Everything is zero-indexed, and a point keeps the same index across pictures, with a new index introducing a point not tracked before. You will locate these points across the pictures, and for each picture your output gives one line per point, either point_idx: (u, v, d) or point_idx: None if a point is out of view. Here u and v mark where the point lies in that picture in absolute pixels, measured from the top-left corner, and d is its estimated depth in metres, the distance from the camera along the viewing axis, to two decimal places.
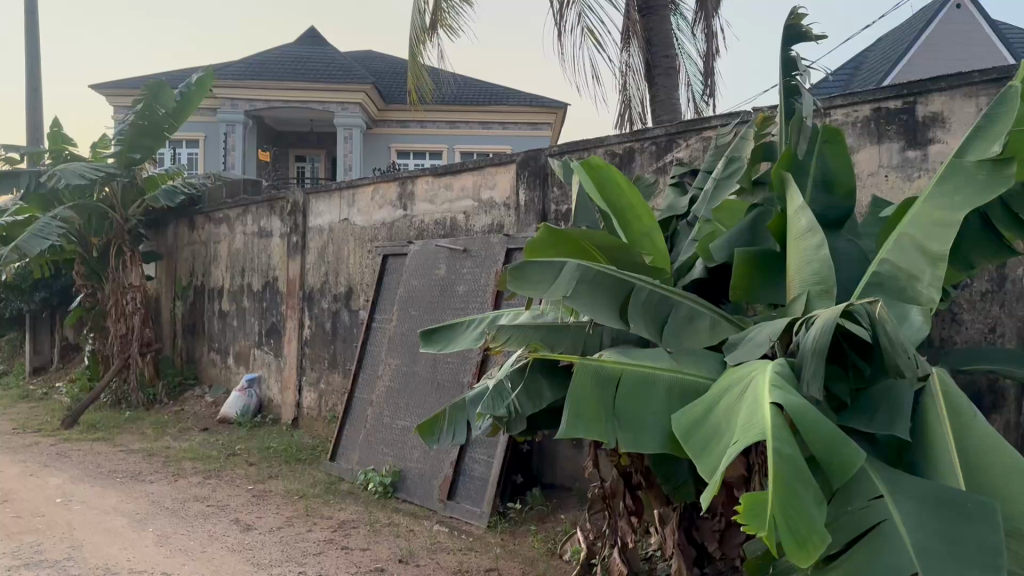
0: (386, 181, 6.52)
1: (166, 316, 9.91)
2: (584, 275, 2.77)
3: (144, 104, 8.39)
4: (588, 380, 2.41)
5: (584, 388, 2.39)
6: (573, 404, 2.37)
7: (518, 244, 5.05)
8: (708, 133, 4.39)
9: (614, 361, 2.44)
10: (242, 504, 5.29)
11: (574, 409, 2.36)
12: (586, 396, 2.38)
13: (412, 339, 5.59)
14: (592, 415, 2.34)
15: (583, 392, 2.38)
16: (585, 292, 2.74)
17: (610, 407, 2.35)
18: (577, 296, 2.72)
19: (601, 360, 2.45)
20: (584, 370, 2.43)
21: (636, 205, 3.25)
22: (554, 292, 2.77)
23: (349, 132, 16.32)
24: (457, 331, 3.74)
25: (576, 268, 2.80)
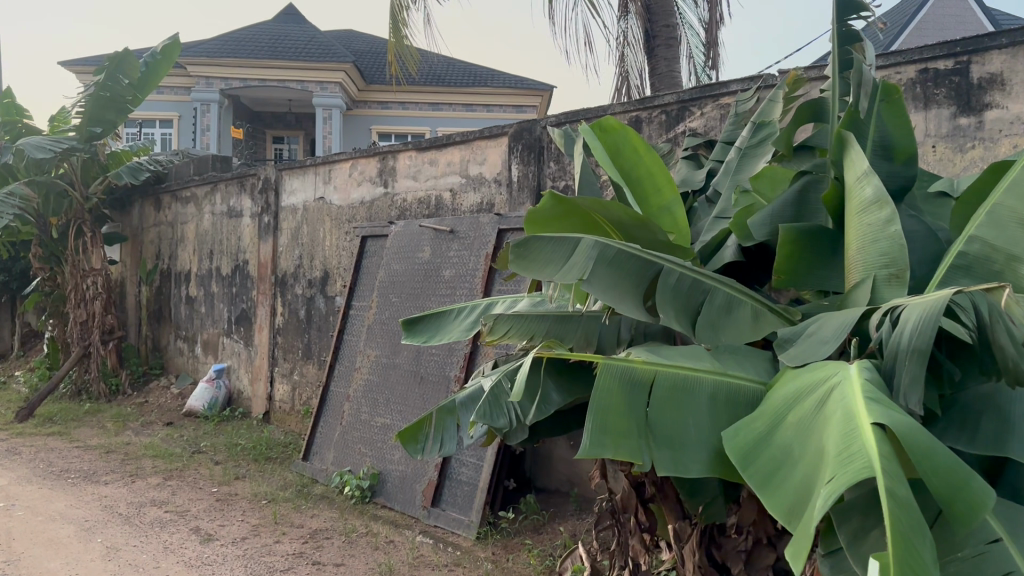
0: (365, 156, 6.00)
1: (131, 301, 9.32)
2: (602, 255, 2.28)
3: (105, 75, 7.79)
4: (612, 385, 1.93)
5: (608, 395, 1.92)
6: (594, 415, 1.88)
7: (510, 224, 4.56)
8: (725, 100, 3.91)
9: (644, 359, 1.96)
10: (204, 511, 4.78)
11: (597, 421, 1.88)
12: (611, 405, 1.90)
13: (393, 328, 5.10)
14: (621, 429, 1.86)
15: (607, 400, 1.91)
16: (605, 276, 2.24)
17: (641, 417, 1.88)
18: (596, 280, 2.21)
19: (628, 358, 1.98)
20: (607, 373, 1.95)
21: (655, 174, 2.85)
22: (566, 275, 2.27)
23: (329, 112, 15.70)
24: (446, 320, 3.26)
25: (592, 246, 2.31)
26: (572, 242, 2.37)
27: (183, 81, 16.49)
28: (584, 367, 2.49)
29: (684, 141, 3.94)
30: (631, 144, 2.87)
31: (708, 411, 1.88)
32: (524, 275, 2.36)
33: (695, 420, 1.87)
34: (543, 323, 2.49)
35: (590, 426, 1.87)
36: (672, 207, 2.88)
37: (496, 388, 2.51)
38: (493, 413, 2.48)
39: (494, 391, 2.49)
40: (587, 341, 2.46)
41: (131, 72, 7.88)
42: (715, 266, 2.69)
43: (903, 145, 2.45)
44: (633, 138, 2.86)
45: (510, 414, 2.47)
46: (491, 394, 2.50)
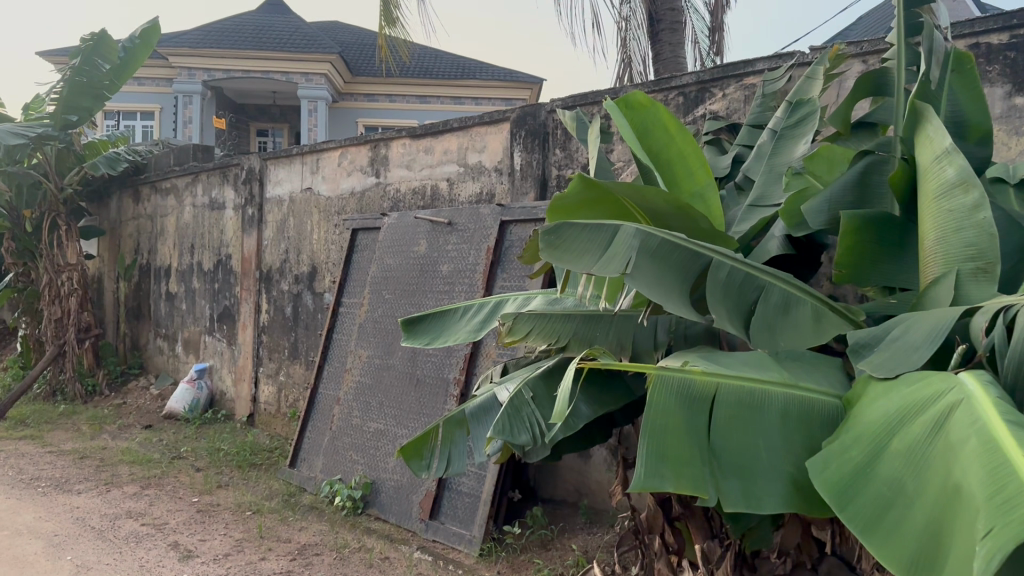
0: (355, 145, 5.67)
1: (109, 298, 8.91)
2: (646, 245, 1.98)
3: (82, 58, 7.39)
4: (669, 400, 1.64)
5: (664, 413, 1.63)
6: (648, 437, 1.60)
7: (513, 215, 4.25)
8: (750, 80, 3.60)
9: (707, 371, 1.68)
10: (183, 524, 4.44)
11: (653, 444, 1.59)
12: (668, 428, 1.61)
13: (387, 326, 4.78)
14: (682, 453, 1.57)
15: (661, 417, 1.62)
16: (649, 269, 1.93)
17: (704, 439, 1.61)
18: (641, 273, 1.90)
19: (683, 367, 1.69)
20: (660, 387, 1.65)
21: (687, 155, 2.53)
22: (605, 267, 1.96)
23: (315, 104, 15.31)
24: (451, 320, 2.94)
25: (634, 235, 2.00)
26: (609, 230, 2.06)
27: (165, 73, 16.06)
28: (614, 375, 2.21)
29: (704, 125, 3.63)
30: (660, 122, 2.54)
31: (780, 432, 1.60)
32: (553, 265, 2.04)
33: (766, 443, 1.58)
34: (569, 325, 2.22)
35: (646, 450, 1.58)
36: (707, 193, 2.54)
37: (515, 399, 2.19)
38: (513, 427, 2.15)
39: (514, 401, 2.18)
40: (620, 344, 2.17)
41: (109, 55, 7.46)
42: (759, 259, 2.39)
43: (976, 122, 2.18)
44: (664, 116, 2.54)
45: (532, 427, 2.15)
46: (510, 405, 2.18)
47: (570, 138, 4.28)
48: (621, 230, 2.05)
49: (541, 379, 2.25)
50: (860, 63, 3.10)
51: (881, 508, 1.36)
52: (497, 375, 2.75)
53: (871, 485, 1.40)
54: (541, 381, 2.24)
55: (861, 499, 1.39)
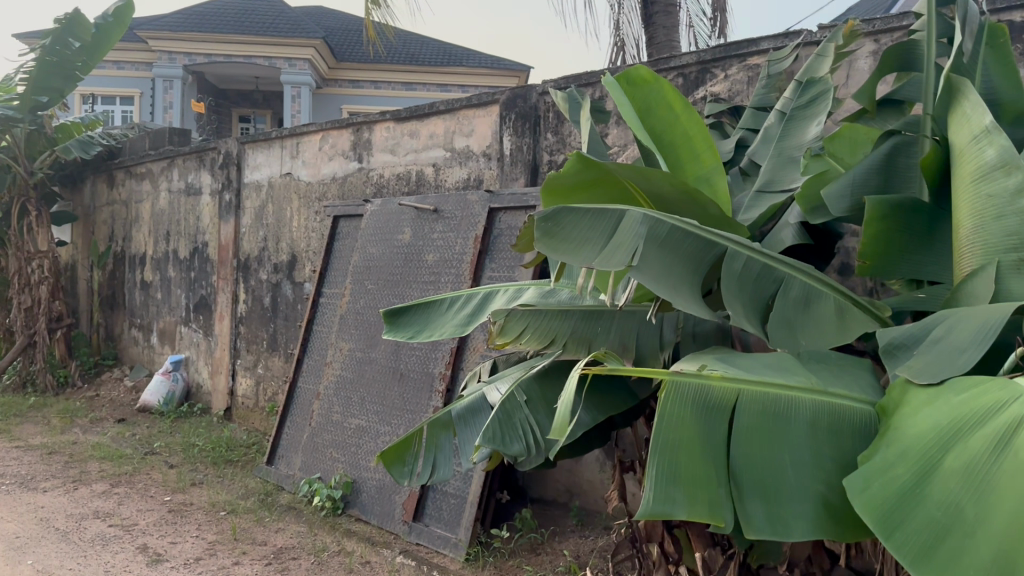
0: (337, 128, 5.44)
1: (82, 286, 8.61)
2: (653, 234, 1.78)
3: (53, 36, 7.04)
4: (685, 407, 1.45)
5: (676, 423, 1.44)
6: (658, 451, 1.41)
7: (502, 202, 4.05)
8: (754, 60, 3.40)
9: (725, 374, 1.48)
10: (154, 524, 4.22)
11: (663, 460, 1.40)
12: (682, 442, 1.42)
13: (369, 318, 4.56)
14: (697, 471, 1.38)
15: (673, 426, 1.43)
16: (656, 260, 1.74)
17: (722, 454, 1.42)
18: (647, 266, 1.71)
19: (699, 371, 1.50)
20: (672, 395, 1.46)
21: (693, 136, 2.32)
22: (608, 259, 1.76)
23: (298, 90, 14.99)
24: (435, 312, 2.73)
25: (639, 222, 1.80)
26: (612, 216, 1.86)
27: (145, 56, 15.70)
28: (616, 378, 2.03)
29: (704, 108, 3.43)
30: (664, 101, 2.34)
31: (808, 444, 1.41)
32: (549, 256, 1.83)
33: (792, 458, 1.39)
34: (567, 321, 2.04)
35: (656, 467, 1.39)
36: (713, 177, 2.32)
37: (507, 403, 2.03)
38: (505, 435, 2.00)
39: (505, 406, 2.01)
40: (622, 343, 1.99)
41: (81, 34, 7.14)
42: (772, 250, 2.21)
43: (1010, 100, 1.99)
44: (668, 93, 2.33)
45: (525, 436, 2.00)
46: (501, 410, 2.02)
47: (562, 122, 4.08)
48: (625, 216, 1.85)
49: (535, 380, 2.08)
50: (872, 43, 2.92)
51: (933, 537, 1.19)
52: (485, 376, 2.57)
53: (921, 509, 1.23)
54: (535, 383, 2.07)
55: (909, 526, 1.22)
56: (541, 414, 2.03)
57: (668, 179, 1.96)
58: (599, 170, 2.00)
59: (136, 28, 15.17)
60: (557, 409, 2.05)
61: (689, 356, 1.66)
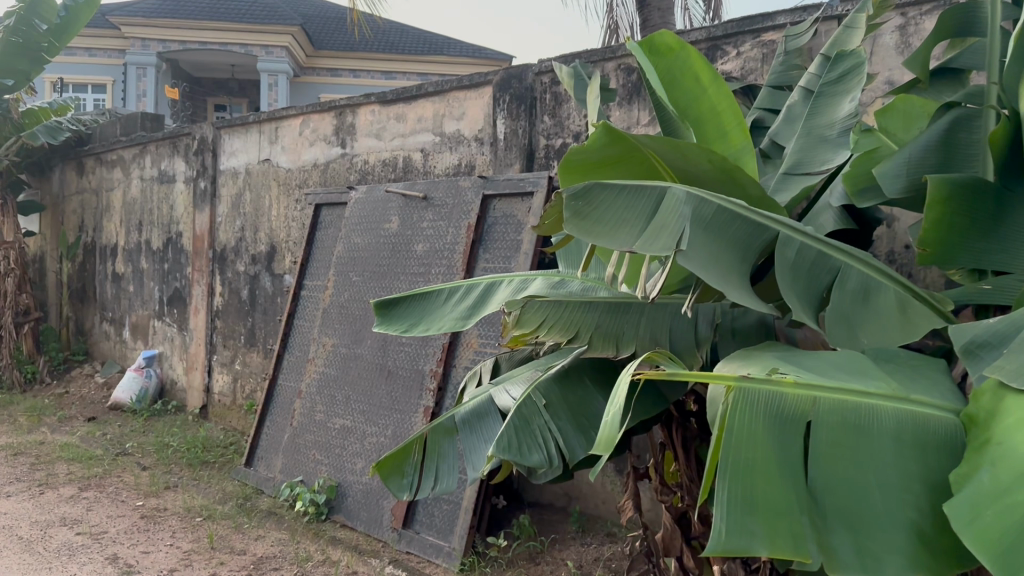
0: (319, 112, 5.17)
1: (50, 279, 8.25)
2: (698, 215, 1.59)
3: (17, 17, 6.70)
4: (757, 418, 1.31)
5: (746, 437, 1.30)
6: (729, 471, 1.27)
7: (496, 188, 3.81)
8: (768, 35, 3.18)
9: (797, 382, 1.34)
10: (124, 532, 3.95)
11: (735, 483, 1.26)
12: (755, 462, 1.28)
13: (355, 311, 4.31)
14: (774, 497, 1.25)
15: (744, 440, 1.30)
16: (703, 247, 1.54)
17: (798, 474, 1.29)
18: (695, 254, 1.51)
19: (770, 377, 1.35)
20: (742, 405, 1.32)
21: (721, 110, 2.11)
22: (651, 242, 1.54)
23: (275, 78, 14.53)
24: (433, 304, 2.48)
25: (684, 203, 1.60)
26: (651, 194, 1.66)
27: (117, 43, 15.26)
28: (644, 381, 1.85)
29: None
30: (690, 72, 2.12)
31: (894, 460, 1.27)
32: (580, 237, 1.61)
33: (880, 479, 1.26)
34: (590, 314, 1.86)
35: (727, 492, 1.25)
36: (742, 156, 2.11)
37: (524, 409, 1.85)
38: (523, 445, 1.82)
39: (522, 412, 1.84)
40: (653, 338, 1.81)
41: (47, 15, 6.77)
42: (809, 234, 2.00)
43: None
44: (695, 63, 2.11)
45: (546, 446, 1.83)
46: (518, 416, 1.84)
47: (560, 103, 3.84)
48: (666, 193, 1.65)
49: (554, 383, 1.91)
50: (900, 16, 2.71)
51: None
52: (485, 379, 2.40)
53: None
54: (554, 385, 1.91)
55: None
56: (562, 420, 1.86)
57: (706, 154, 1.76)
58: (630, 144, 1.79)
59: (109, 14, 14.72)
60: (579, 413, 1.87)
61: (743, 359, 1.51)
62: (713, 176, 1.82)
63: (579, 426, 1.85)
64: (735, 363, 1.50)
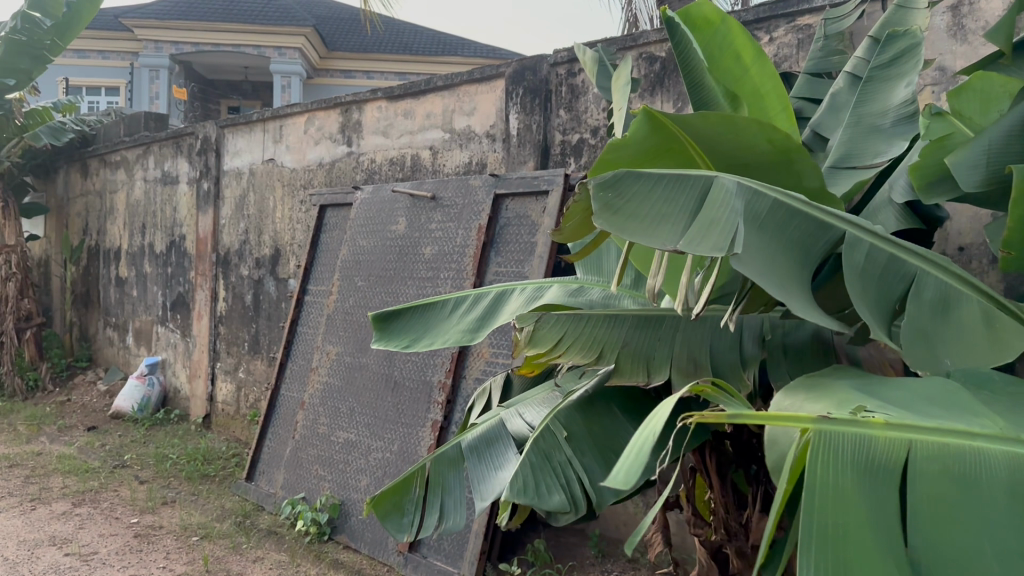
0: (324, 109, 4.95)
1: (55, 283, 8.07)
2: (752, 212, 1.40)
3: (19, 15, 6.47)
4: (843, 471, 1.15)
5: (833, 491, 1.14)
6: (815, 540, 1.11)
7: (508, 187, 3.57)
8: (803, 19, 2.92)
9: (888, 425, 1.17)
10: (116, 553, 3.73)
11: (822, 552, 1.10)
12: (845, 523, 1.11)
13: (359, 319, 4.08)
14: (870, 569, 1.08)
15: (830, 499, 1.13)
16: (758, 250, 1.35)
17: (895, 536, 1.11)
18: (751, 261, 1.30)
19: (855, 417, 1.19)
20: (824, 454, 1.16)
21: (766, 93, 1.93)
22: (701, 242, 1.33)
23: (288, 80, 14.35)
24: (439, 316, 2.24)
25: (735, 198, 1.41)
26: (694, 186, 1.46)
27: (129, 45, 15.14)
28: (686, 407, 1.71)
29: None
30: (731, 51, 1.93)
31: (1009, 516, 1.09)
32: (615, 235, 1.39)
33: (993, 540, 1.08)
34: (619, 330, 1.71)
35: (812, 566, 1.10)
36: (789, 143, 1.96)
37: (542, 442, 1.68)
38: (540, 487, 1.66)
39: (541, 446, 1.67)
40: (692, 359, 1.64)
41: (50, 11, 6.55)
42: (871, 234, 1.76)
43: None
44: (736, 38, 1.92)
45: (566, 486, 1.66)
46: (535, 452, 1.67)
47: (576, 96, 3.59)
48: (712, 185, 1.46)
49: (576, 410, 1.74)
50: None
51: None
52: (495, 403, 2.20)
53: None
54: (575, 413, 1.73)
55: None
56: (585, 455, 1.69)
57: (762, 134, 1.56)
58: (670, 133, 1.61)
59: (121, 16, 14.59)
60: (604, 447, 1.70)
61: (806, 387, 1.35)
62: (766, 160, 1.62)
63: (608, 464, 1.67)
64: (802, 392, 1.35)
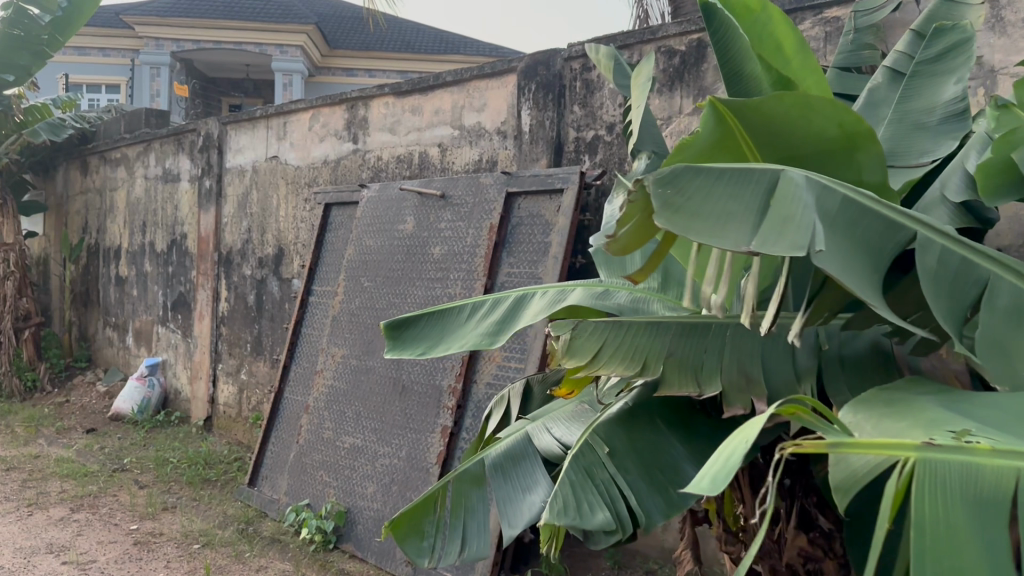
0: (330, 105, 4.83)
1: (55, 283, 7.95)
2: (824, 209, 1.36)
3: (17, 9, 6.34)
4: (952, 508, 1.09)
5: (943, 528, 1.08)
6: None
7: (521, 185, 3.46)
8: (831, 12, 2.80)
9: (994, 452, 1.11)
10: (115, 561, 3.62)
11: None
12: (958, 562, 1.06)
13: (366, 320, 3.96)
14: None
15: (939, 540, 1.07)
16: (834, 248, 1.32)
17: None
18: (829, 258, 1.29)
19: (958, 442, 1.13)
20: (928, 486, 1.10)
21: (807, 87, 1.88)
22: (776, 238, 1.29)
23: (290, 78, 14.23)
24: (457, 323, 2.13)
25: (807, 194, 1.36)
26: (759, 182, 1.42)
27: (130, 43, 15.04)
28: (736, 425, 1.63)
29: None
30: (771, 41, 1.88)
31: None
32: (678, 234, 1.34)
33: None
34: (661, 339, 1.63)
35: None
36: None
37: (583, 458, 1.59)
38: (582, 504, 1.56)
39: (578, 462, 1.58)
40: (744, 372, 1.54)
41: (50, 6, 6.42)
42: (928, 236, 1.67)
43: None
44: (779, 29, 1.87)
45: (611, 503, 1.55)
46: (574, 468, 1.58)
47: (592, 91, 3.47)
48: (778, 181, 1.41)
49: (616, 424, 1.64)
50: None
51: None
52: (514, 417, 2.10)
53: None
54: (616, 428, 1.63)
55: None
56: (629, 473, 1.58)
57: (834, 116, 1.56)
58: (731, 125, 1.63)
59: (122, 13, 14.48)
60: (647, 464, 1.59)
61: (884, 402, 1.32)
62: (830, 148, 1.62)
63: (653, 483, 1.57)
64: (879, 411, 1.30)
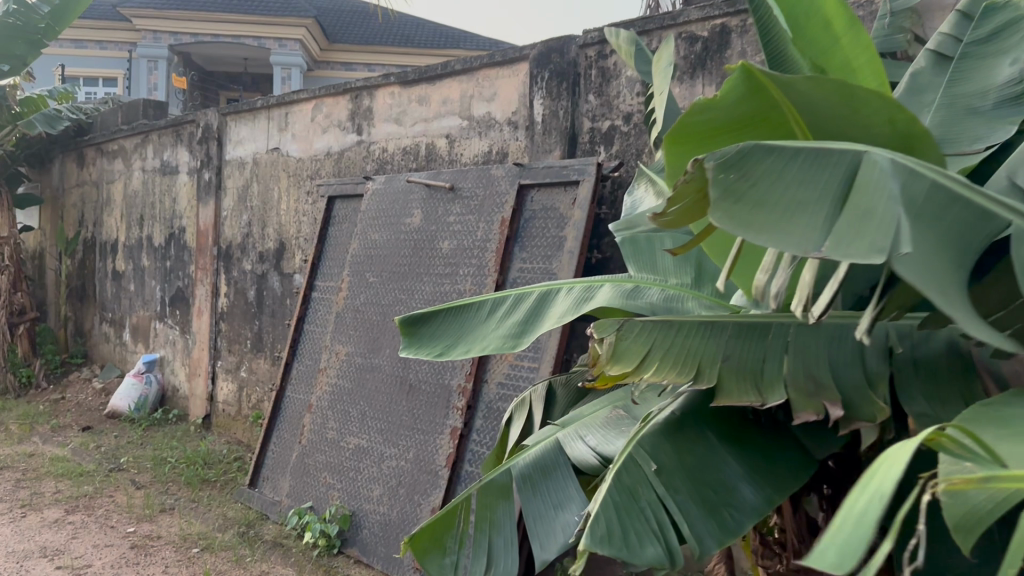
0: (332, 95, 4.70)
1: (50, 277, 7.81)
2: (908, 195, 1.28)
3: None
4: None
5: None
6: None
7: (534, 176, 3.33)
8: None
9: None
10: (110, 565, 3.48)
11: None
12: None
13: (371, 317, 3.83)
14: None
15: None
16: (916, 244, 1.23)
17: None
18: (912, 259, 1.18)
19: None
20: None
21: (856, 67, 1.73)
22: (850, 240, 1.22)
23: (288, 72, 14.08)
24: (476, 320, 2.00)
25: (889, 181, 1.29)
26: (836, 167, 1.35)
27: (128, 35, 14.89)
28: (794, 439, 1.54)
29: None
30: (818, 17, 1.73)
31: None
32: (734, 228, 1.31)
33: None
34: (715, 341, 1.55)
35: None
36: None
37: (627, 477, 1.49)
38: (630, 533, 1.45)
39: (625, 483, 1.48)
40: (809, 376, 1.45)
41: None
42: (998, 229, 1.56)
43: None
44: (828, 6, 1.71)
45: (661, 535, 1.45)
46: (619, 489, 1.48)
47: (607, 80, 3.34)
48: (858, 165, 1.34)
49: (665, 437, 1.54)
50: None
51: None
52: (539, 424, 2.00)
53: None
54: (663, 441, 1.53)
55: None
56: (680, 494, 1.48)
57: (885, 112, 1.45)
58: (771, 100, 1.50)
59: (120, 5, 14.33)
60: (699, 487, 1.48)
61: (996, 425, 1.19)
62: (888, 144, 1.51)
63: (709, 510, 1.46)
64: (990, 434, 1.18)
